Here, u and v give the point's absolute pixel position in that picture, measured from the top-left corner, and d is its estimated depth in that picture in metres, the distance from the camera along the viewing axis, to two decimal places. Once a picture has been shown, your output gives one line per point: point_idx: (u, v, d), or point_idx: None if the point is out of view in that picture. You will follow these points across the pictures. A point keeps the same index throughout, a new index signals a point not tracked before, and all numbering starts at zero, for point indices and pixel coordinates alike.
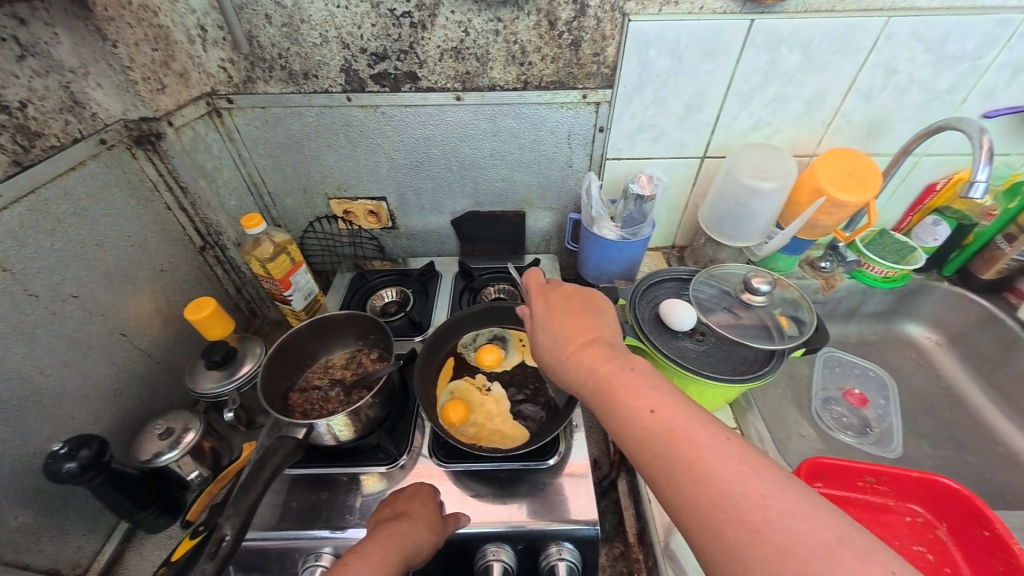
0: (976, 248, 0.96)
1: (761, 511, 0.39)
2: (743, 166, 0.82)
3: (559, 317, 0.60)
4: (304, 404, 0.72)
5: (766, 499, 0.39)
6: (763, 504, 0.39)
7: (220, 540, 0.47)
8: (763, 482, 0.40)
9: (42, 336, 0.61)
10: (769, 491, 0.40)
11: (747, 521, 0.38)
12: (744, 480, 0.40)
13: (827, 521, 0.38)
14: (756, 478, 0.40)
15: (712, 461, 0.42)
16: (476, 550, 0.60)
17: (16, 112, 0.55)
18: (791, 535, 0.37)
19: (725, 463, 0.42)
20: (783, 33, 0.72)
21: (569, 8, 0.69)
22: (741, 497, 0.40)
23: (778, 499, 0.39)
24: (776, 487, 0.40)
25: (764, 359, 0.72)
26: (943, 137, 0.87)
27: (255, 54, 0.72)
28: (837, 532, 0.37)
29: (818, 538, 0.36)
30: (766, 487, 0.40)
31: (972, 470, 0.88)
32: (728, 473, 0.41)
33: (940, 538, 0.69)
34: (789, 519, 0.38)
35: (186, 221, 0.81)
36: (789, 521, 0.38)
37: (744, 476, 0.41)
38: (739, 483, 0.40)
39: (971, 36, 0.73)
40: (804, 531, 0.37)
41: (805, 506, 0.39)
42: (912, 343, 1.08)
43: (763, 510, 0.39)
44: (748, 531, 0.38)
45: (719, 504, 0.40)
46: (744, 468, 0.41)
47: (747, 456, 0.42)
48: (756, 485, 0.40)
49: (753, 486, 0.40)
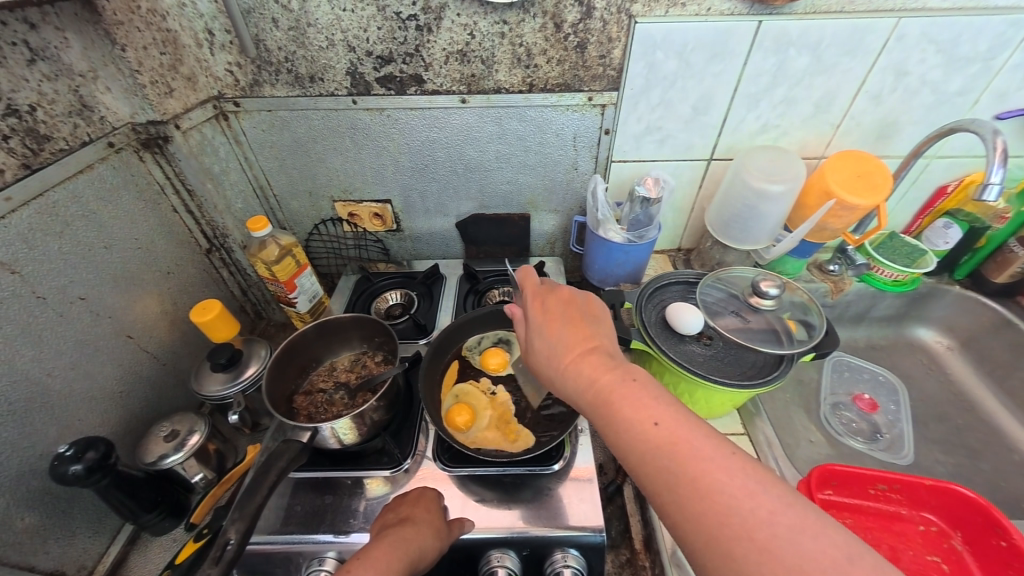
0: (988, 252, 0.94)
1: (768, 527, 0.38)
2: (752, 169, 0.81)
3: (557, 325, 0.59)
4: (309, 407, 0.72)
5: (773, 515, 0.39)
6: (770, 520, 0.39)
7: (225, 544, 0.46)
8: (769, 497, 0.40)
9: (48, 338, 0.61)
10: (776, 506, 0.39)
11: (756, 539, 0.38)
12: (750, 495, 0.40)
13: (833, 538, 0.37)
14: (762, 493, 0.40)
15: (718, 476, 0.41)
16: (481, 556, 0.60)
17: (26, 115, 0.56)
18: (800, 553, 0.36)
19: (731, 478, 0.41)
20: (791, 35, 0.72)
21: (575, 10, 0.68)
22: (747, 513, 0.39)
23: (786, 516, 0.39)
24: (782, 503, 0.40)
25: (773, 364, 0.70)
26: (954, 139, 0.86)
27: (262, 58, 0.72)
28: (844, 549, 0.37)
29: (827, 557, 0.36)
30: (772, 502, 0.40)
31: (986, 477, 0.86)
32: (734, 487, 0.41)
33: (955, 547, 0.67)
34: (796, 536, 0.38)
35: (192, 223, 0.82)
36: (798, 539, 0.37)
37: (749, 491, 0.40)
38: (745, 499, 0.40)
39: (982, 37, 0.72)
40: (812, 549, 0.37)
41: (812, 522, 0.38)
42: (923, 347, 1.06)
43: (770, 527, 0.38)
44: (756, 548, 0.38)
45: (725, 519, 0.40)
46: (749, 483, 0.41)
47: (752, 470, 0.42)
48: (762, 500, 0.40)
49: (759, 501, 0.40)
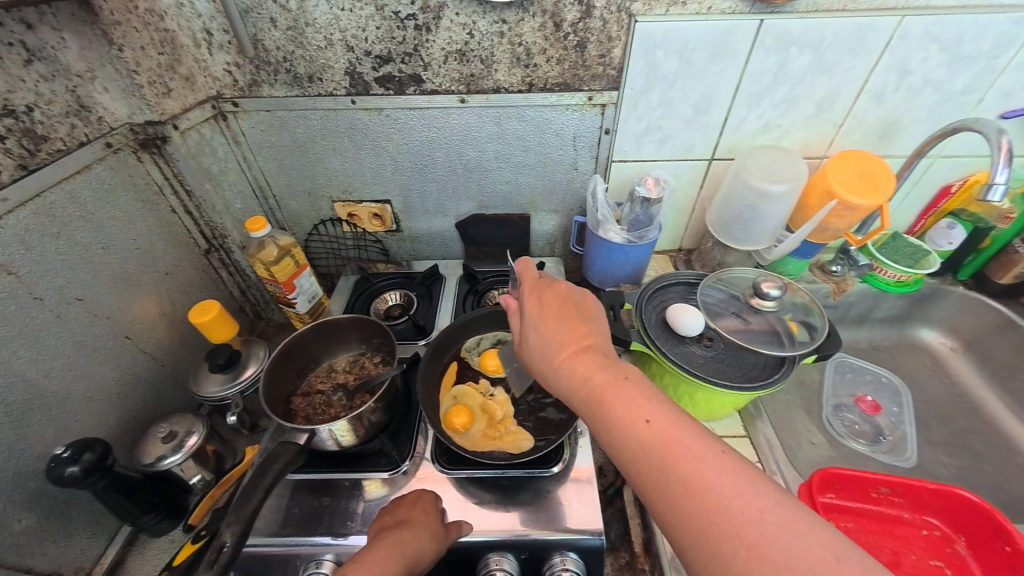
0: (992, 252, 0.93)
1: (757, 525, 0.38)
2: (753, 169, 0.81)
3: (553, 321, 0.58)
4: (307, 409, 0.72)
5: (762, 513, 0.38)
6: (760, 518, 0.38)
7: (220, 548, 0.46)
8: (759, 496, 0.39)
9: (45, 340, 0.61)
10: (766, 504, 0.39)
11: (745, 538, 0.38)
12: (740, 494, 0.40)
13: (823, 536, 0.37)
14: (752, 491, 0.40)
15: (709, 474, 0.41)
16: (479, 558, 0.59)
17: (23, 116, 0.56)
18: (789, 551, 0.36)
19: (721, 476, 0.41)
20: (792, 33, 0.71)
21: (574, 9, 0.68)
22: (736, 511, 0.39)
23: (775, 514, 0.38)
24: (772, 501, 0.39)
25: (774, 366, 0.70)
26: (958, 138, 0.85)
27: (260, 58, 0.72)
28: (833, 546, 0.36)
29: (816, 555, 0.36)
30: (762, 500, 0.39)
31: (990, 479, 0.85)
32: (724, 486, 0.40)
33: (958, 552, 0.67)
34: (785, 534, 0.37)
35: (191, 224, 0.82)
36: (788, 538, 0.37)
37: (739, 490, 0.40)
38: (735, 497, 0.39)
39: (987, 36, 0.72)
40: (802, 547, 0.36)
41: (801, 520, 0.38)
42: (926, 348, 1.05)
43: (760, 525, 0.38)
44: (745, 547, 0.37)
45: (715, 518, 0.39)
46: (739, 482, 0.40)
47: (743, 469, 0.41)
48: (752, 499, 0.39)
49: (749, 499, 0.39)
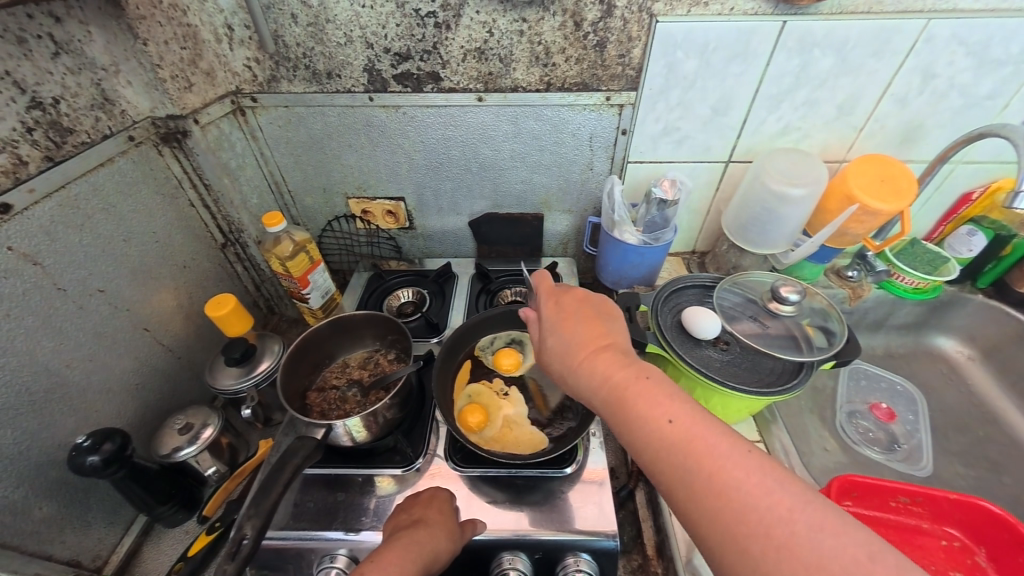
0: (1012, 261, 0.92)
1: (786, 525, 0.38)
2: (773, 172, 0.80)
3: (572, 322, 0.58)
4: (322, 404, 0.72)
5: (790, 513, 0.38)
6: (788, 518, 0.38)
7: (240, 540, 0.46)
8: (787, 494, 0.39)
9: (68, 330, 0.61)
10: (795, 504, 0.39)
11: (773, 537, 0.38)
12: (768, 493, 0.39)
13: (854, 536, 0.36)
14: (780, 491, 0.39)
15: (735, 473, 0.41)
16: (492, 557, 0.59)
17: (50, 108, 0.56)
18: (819, 551, 0.36)
19: (748, 476, 0.40)
20: (815, 35, 0.70)
21: (595, 8, 0.68)
22: (764, 510, 0.39)
23: (804, 513, 0.38)
24: (802, 502, 0.39)
25: (792, 372, 0.69)
26: (982, 144, 0.84)
27: (280, 54, 0.73)
28: (867, 546, 0.36)
29: (849, 555, 0.35)
30: (790, 499, 0.39)
31: (1009, 491, 0.84)
32: (751, 485, 0.40)
33: (979, 564, 0.66)
34: (817, 534, 0.37)
35: (208, 218, 0.82)
36: (818, 537, 0.36)
37: (766, 489, 0.40)
38: (762, 497, 0.39)
39: (1015, 40, 0.70)
40: (832, 547, 0.36)
41: (831, 519, 0.37)
42: (943, 357, 1.04)
43: (789, 524, 0.38)
44: (773, 546, 0.37)
45: (741, 517, 0.39)
46: (766, 481, 0.40)
47: (769, 468, 0.41)
48: (780, 497, 0.39)
49: (776, 498, 0.39)
